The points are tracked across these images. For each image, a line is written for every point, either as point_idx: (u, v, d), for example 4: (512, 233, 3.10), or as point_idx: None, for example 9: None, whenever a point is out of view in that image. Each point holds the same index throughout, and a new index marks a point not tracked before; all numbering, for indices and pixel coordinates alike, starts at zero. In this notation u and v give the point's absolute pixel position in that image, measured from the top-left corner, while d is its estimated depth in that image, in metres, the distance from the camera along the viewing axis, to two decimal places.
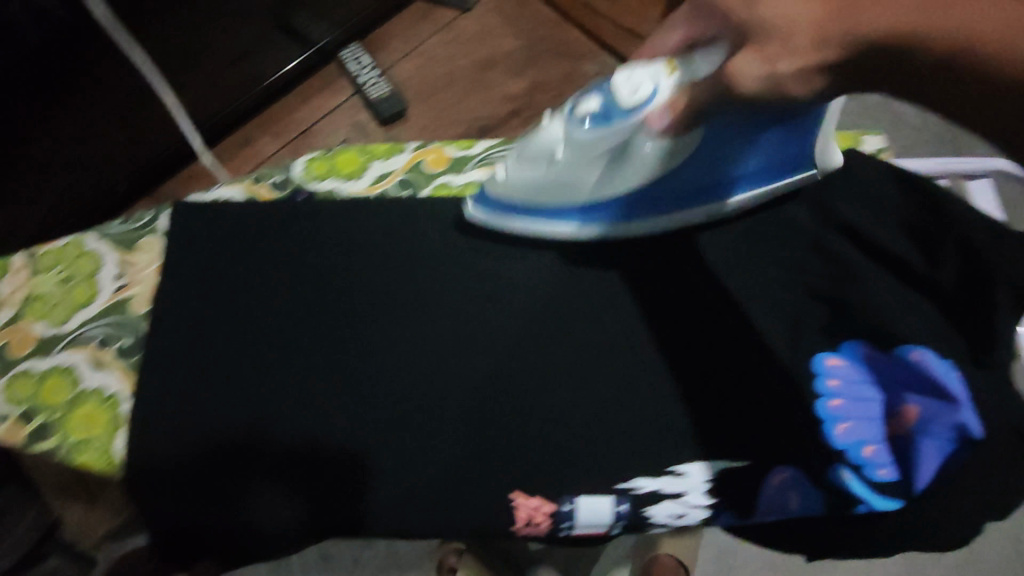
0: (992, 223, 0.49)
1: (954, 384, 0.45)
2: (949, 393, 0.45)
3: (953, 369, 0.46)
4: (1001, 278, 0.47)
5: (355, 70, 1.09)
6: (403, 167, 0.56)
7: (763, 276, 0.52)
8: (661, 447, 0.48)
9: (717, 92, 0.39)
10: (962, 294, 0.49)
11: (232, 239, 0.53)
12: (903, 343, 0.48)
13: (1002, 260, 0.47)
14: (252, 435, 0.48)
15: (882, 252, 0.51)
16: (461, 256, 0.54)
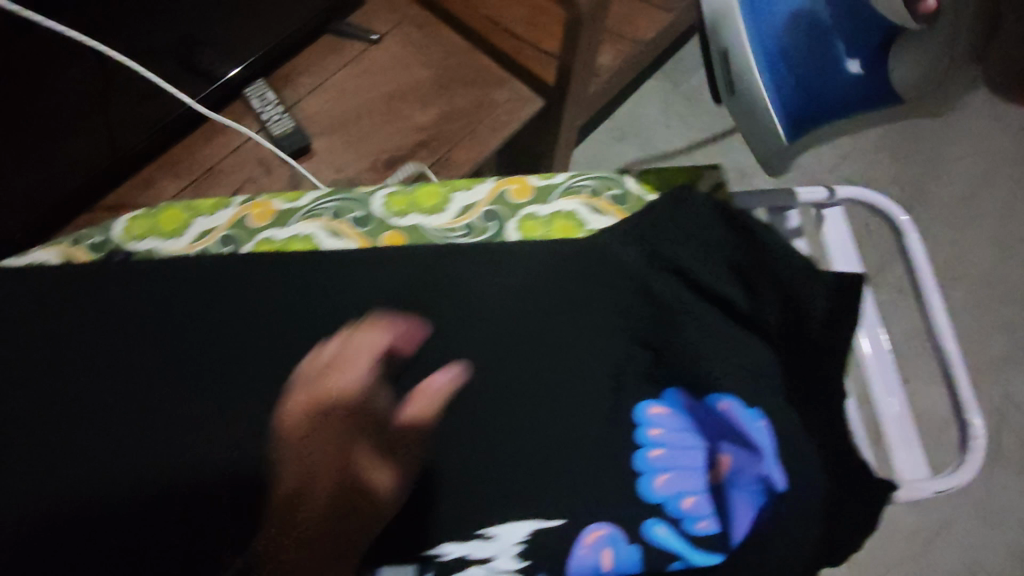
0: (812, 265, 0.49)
1: (759, 435, 0.47)
2: (754, 444, 0.47)
3: (759, 418, 0.47)
4: (819, 322, 0.48)
5: (259, 108, 1.09)
6: (227, 222, 0.56)
7: (592, 324, 0.51)
8: (473, 509, 0.47)
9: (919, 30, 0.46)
10: (785, 336, 0.49)
11: (44, 304, 0.53)
12: (715, 391, 0.49)
13: (820, 304, 0.48)
14: (57, 505, 0.49)
15: (709, 294, 0.51)
16: (277, 314, 0.52)
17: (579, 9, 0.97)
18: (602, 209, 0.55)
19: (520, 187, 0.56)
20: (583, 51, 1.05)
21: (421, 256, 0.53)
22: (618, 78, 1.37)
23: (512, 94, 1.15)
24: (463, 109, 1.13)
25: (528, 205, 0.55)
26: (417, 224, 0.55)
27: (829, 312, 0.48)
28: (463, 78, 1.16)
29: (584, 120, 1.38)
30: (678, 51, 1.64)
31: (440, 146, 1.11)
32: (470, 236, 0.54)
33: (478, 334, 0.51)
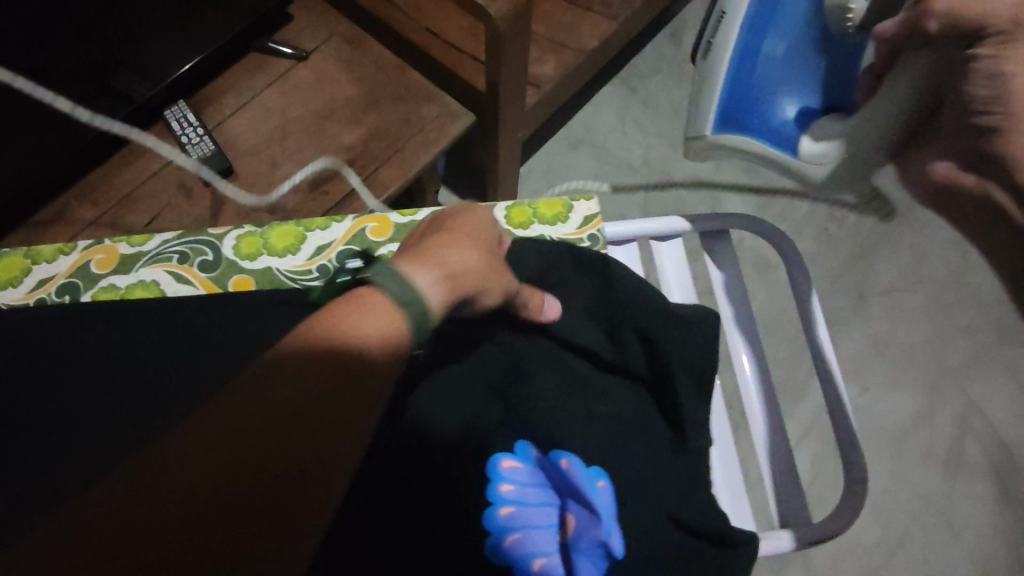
0: (660, 306, 0.57)
1: (597, 494, 0.50)
2: (594, 506, 0.50)
3: (596, 476, 0.52)
4: (678, 366, 0.56)
5: (178, 130, 1.06)
6: (67, 269, 0.57)
7: (450, 379, 0.56)
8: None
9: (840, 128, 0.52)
10: (649, 376, 0.58)
11: None
12: (556, 449, 0.54)
13: (674, 348, 0.56)
14: None
15: (572, 343, 0.58)
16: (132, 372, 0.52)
17: (496, 22, 0.94)
18: None
19: (379, 226, 0.58)
20: (509, 63, 1.03)
21: (274, 303, 0.54)
22: (563, 86, 1.34)
23: (441, 110, 1.12)
24: (392, 125, 1.10)
25: (385, 244, 0.57)
26: (270, 266, 0.57)
27: (687, 361, 0.56)
28: (393, 94, 1.13)
29: (529, 131, 1.35)
30: (633, 54, 1.61)
31: (369, 164, 1.08)
32: (327, 276, 0.56)
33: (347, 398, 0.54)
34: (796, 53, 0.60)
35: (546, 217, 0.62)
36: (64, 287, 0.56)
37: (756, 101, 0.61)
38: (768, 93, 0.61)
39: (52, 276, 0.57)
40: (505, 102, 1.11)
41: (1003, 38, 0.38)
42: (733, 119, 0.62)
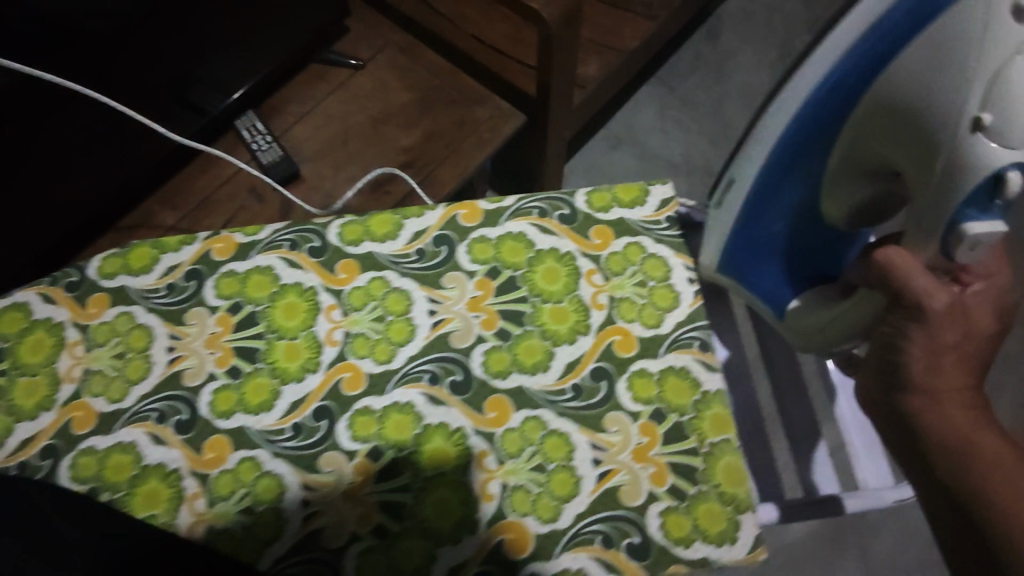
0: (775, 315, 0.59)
1: None
2: None
3: None
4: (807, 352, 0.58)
5: (249, 138, 1.12)
6: (191, 257, 0.56)
7: (556, 336, 0.51)
8: (446, 538, 0.46)
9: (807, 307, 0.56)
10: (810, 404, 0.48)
11: (30, 340, 0.54)
12: None
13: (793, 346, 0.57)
14: None
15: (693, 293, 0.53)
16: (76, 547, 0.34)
17: (549, 25, 0.98)
18: (554, 230, 0.55)
19: (470, 212, 0.56)
20: (559, 64, 1.07)
21: (392, 286, 0.54)
22: (606, 86, 1.37)
23: (494, 111, 1.16)
24: (446, 128, 1.15)
25: (478, 228, 0.55)
26: (371, 252, 0.55)
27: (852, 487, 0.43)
28: (446, 98, 1.18)
29: (572, 131, 1.39)
30: (669, 55, 1.64)
31: (426, 165, 1.13)
32: (423, 261, 0.54)
33: (465, 367, 0.51)
34: (800, 223, 0.54)
35: (626, 201, 0.56)
36: (190, 274, 0.56)
37: (755, 260, 0.58)
38: (765, 257, 0.57)
39: (179, 264, 0.56)
40: (553, 101, 1.15)
41: (904, 315, 0.43)
42: (732, 265, 0.59)
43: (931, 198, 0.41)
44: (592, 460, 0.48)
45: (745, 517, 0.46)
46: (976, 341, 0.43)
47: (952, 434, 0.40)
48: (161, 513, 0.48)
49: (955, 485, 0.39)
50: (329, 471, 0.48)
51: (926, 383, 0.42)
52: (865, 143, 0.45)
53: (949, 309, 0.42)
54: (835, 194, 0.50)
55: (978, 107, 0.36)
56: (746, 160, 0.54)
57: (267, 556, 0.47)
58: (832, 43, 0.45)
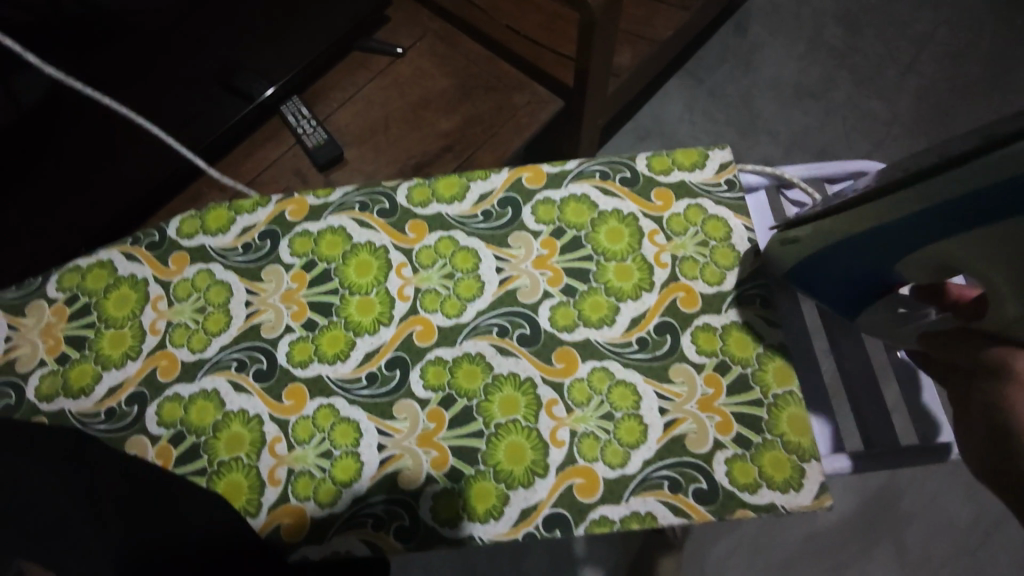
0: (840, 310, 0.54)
1: None
2: None
3: None
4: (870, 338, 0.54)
5: (294, 123, 1.15)
6: (266, 218, 0.59)
7: (620, 291, 0.53)
8: (518, 481, 0.48)
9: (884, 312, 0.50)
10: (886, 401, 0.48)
11: (118, 294, 0.57)
12: None
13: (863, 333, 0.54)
14: None
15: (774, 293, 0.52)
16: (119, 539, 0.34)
17: (592, 9, 1.00)
18: (616, 192, 0.57)
19: (534, 175, 0.58)
20: (598, 49, 1.08)
21: (461, 244, 0.56)
22: (638, 76, 1.39)
23: (532, 97, 1.19)
24: (484, 113, 1.18)
25: (542, 190, 0.57)
26: (438, 212, 0.57)
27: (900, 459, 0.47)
28: (483, 85, 1.20)
29: (604, 120, 1.40)
30: (699, 47, 1.65)
31: (465, 150, 1.15)
32: (489, 221, 0.56)
33: (533, 320, 0.52)
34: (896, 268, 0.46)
35: (685, 164, 0.58)
36: (266, 234, 0.58)
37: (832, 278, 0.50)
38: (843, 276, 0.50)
39: (255, 224, 0.59)
40: (590, 88, 1.17)
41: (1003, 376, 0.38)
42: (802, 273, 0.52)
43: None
44: (659, 408, 0.49)
45: (811, 465, 0.47)
46: None
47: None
48: (244, 455, 0.50)
49: None
50: (404, 418, 0.50)
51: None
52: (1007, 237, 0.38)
53: None
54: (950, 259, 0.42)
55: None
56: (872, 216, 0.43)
57: (345, 497, 0.48)
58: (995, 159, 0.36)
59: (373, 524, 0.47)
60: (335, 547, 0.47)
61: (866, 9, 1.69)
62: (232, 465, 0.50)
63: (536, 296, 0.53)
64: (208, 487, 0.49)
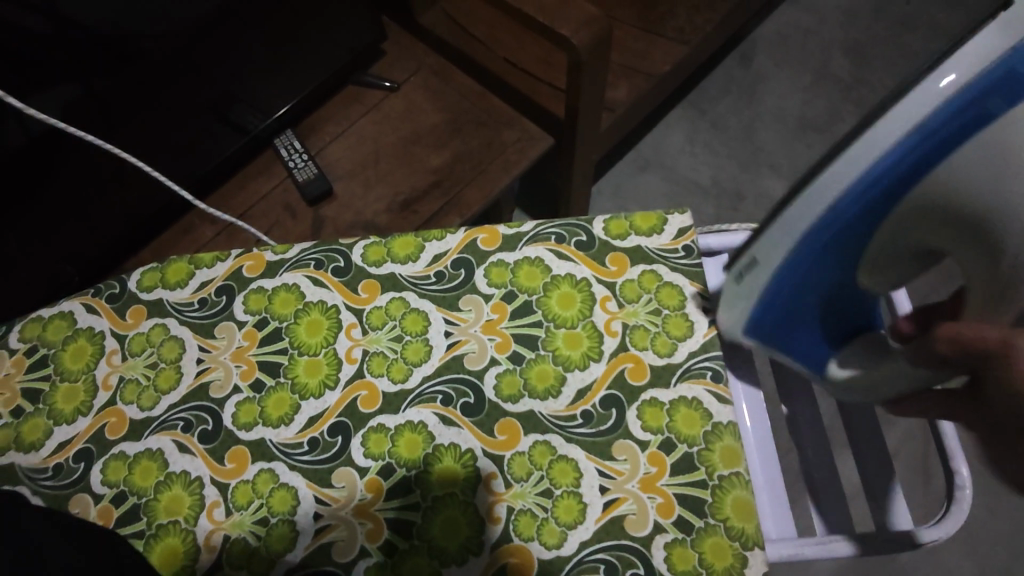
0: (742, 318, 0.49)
1: None
2: None
3: None
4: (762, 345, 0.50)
5: (286, 156, 1.17)
6: (224, 273, 0.59)
7: (568, 362, 0.52)
8: (449, 560, 0.46)
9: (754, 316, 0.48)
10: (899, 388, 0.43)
11: (77, 345, 0.58)
12: None
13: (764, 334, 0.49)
14: None
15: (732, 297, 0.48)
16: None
17: (579, 51, 1.00)
18: (570, 256, 0.56)
19: (489, 236, 0.58)
20: (587, 89, 1.08)
21: (411, 306, 0.55)
22: (635, 109, 1.38)
23: (521, 133, 1.19)
24: (474, 149, 1.18)
25: (496, 253, 0.57)
26: (391, 272, 0.57)
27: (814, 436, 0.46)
28: (476, 120, 1.21)
29: (600, 153, 1.39)
30: (701, 79, 1.64)
31: (454, 185, 1.15)
32: (441, 283, 0.56)
33: (476, 390, 0.52)
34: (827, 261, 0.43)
35: (643, 229, 0.57)
36: (221, 289, 0.58)
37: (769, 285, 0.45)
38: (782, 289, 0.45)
39: (212, 279, 0.59)
40: (580, 126, 1.16)
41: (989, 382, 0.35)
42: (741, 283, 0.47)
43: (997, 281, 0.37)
44: (599, 487, 0.47)
45: (753, 553, 0.45)
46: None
47: None
48: (182, 519, 0.50)
49: None
50: (342, 486, 0.49)
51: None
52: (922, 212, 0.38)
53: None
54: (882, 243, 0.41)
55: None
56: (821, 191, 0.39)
57: (277, 568, 0.48)
58: (889, 125, 0.36)
59: None
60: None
61: (874, 41, 1.67)
62: (169, 529, 0.50)
63: (484, 366, 0.52)
64: (143, 550, 0.49)
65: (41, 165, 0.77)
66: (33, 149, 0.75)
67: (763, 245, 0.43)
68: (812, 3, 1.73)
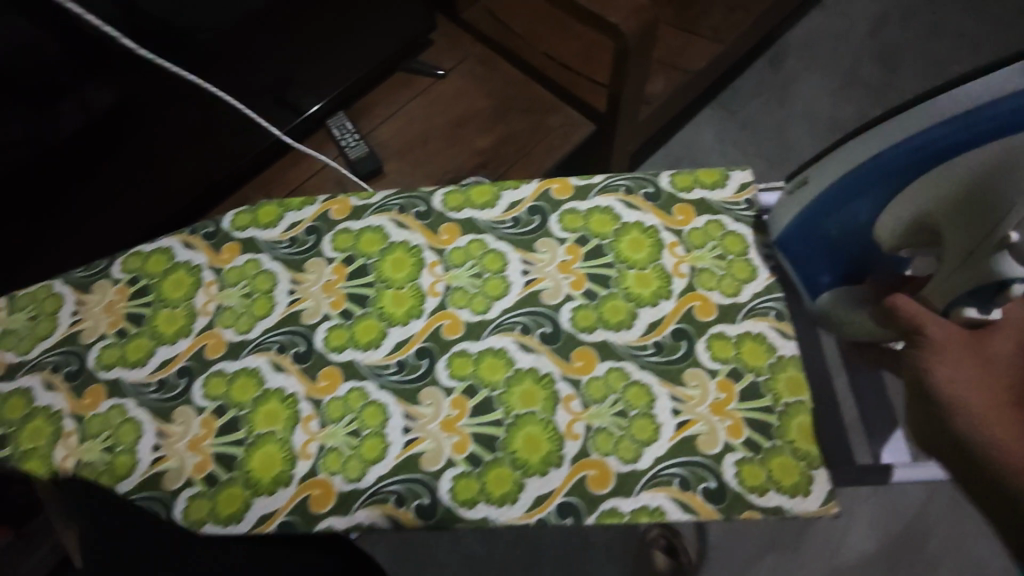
0: (782, 232, 0.56)
1: None
2: None
3: None
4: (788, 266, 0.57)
5: (339, 136, 1.22)
6: (312, 216, 0.63)
7: (639, 299, 0.56)
8: (530, 470, 0.50)
9: (790, 232, 0.55)
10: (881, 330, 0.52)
11: (177, 276, 0.62)
12: None
13: (796, 253, 0.56)
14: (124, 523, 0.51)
15: (791, 198, 0.56)
16: None
17: (626, 39, 1.04)
18: (639, 206, 0.60)
19: (561, 186, 0.62)
20: (632, 76, 1.13)
21: (488, 246, 0.59)
22: (671, 103, 1.42)
23: (565, 119, 1.24)
24: (520, 133, 1.23)
25: (569, 201, 0.61)
26: (470, 217, 0.61)
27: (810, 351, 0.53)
28: (521, 106, 1.26)
29: (636, 145, 1.44)
30: (732, 80, 1.68)
31: (499, 166, 1.21)
32: (518, 227, 0.60)
33: (553, 322, 0.55)
34: (866, 192, 0.50)
35: (707, 183, 0.61)
36: (310, 229, 0.63)
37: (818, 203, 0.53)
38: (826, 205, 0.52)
39: (301, 221, 0.63)
40: (621, 115, 1.21)
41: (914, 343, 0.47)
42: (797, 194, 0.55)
43: (965, 265, 0.47)
44: (672, 409, 0.51)
45: (819, 472, 0.48)
46: (999, 389, 0.44)
47: (982, 427, 0.42)
48: (278, 430, 0.54)
49: (975, 450, 0.41)
50: (428, 403, 0.53)
51: (956, 402, 0.43)
52: (944, 185, 0.46)
53: (959, 346, 0.46)
54: (907, 201, 0.49)
55: (1012, 228, 0.44)
56: (896, 125, 0.48)
57: (369, 473, 0.51)
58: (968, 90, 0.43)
59: (396, 500, 0.50)
60: (360, 520, 0.50)
61: (902, 47, 1.71)
62: (267, 438, 0.54)
63: (561, 301, 0.56)
64: (244, 456, 0.53)
65: (109, 138, 0.78)
66: (107, 121, 0.76)
67: (826, 165, 0.52)
68: (841, 9, 1.77)
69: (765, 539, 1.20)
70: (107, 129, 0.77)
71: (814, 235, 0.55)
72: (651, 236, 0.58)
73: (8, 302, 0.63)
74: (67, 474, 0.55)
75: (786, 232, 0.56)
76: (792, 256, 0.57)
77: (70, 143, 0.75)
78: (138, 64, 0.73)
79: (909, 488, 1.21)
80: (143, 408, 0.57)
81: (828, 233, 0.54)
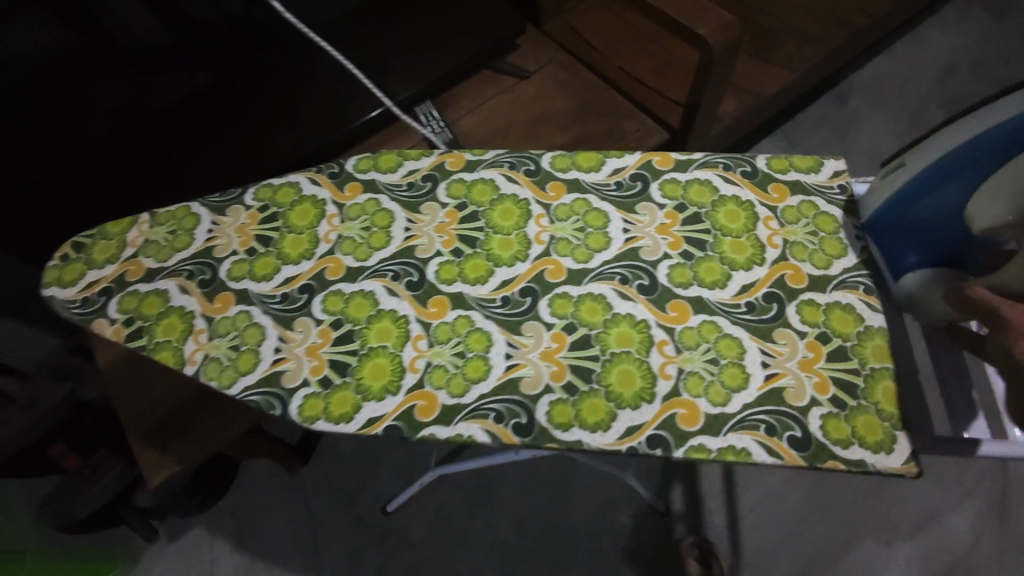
0: (871, 215, 0.59)
1: None
2: None
3: None
4: (875, 248, 0.60)
5: (425, 122, 1.26)
6: (428, 166, 0.69)
7: (733, 263, 0.59)
8: (622, 403, 0.54)
9: (879, 214, 0.58)
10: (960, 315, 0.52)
11: (303, 207, 0.69)
12: None
13: (884, 235, 0.59)
14: None
15: (881, 181, 0.59)
16: None
17: (711, 52, 1.09)
18: (736, 181, 0.64)
19: (663, 159, 0.66)
20: (712, 89, 1.17)
21: (591, 204, 0.64)
22: (740, 124, 1.46)
23: (640, 126, 1.30)
24: (596, 134, 1.29)
25: (669, 172, 0.65)
26: (576, 179, 0.66)
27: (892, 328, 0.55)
28: (598, 110, 1.32)
29: None
30: (797, 111, 1.72)
31: None
32: (621, 191, 0.65)
33: (650, 275, 0.59)
34: (951, 179, 0.52)
35: (802, 167, 0.65)
36: (427, 177, 0.69)
37: (906, 186, 0.55)
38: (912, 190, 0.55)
39: (418, 169, 0.69)
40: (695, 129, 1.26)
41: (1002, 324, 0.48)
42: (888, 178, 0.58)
43: None
44: (761, 362, 0.54)
45: (902, 433, 0.51)
46: None
47: None
48: (390, 344, 0.59)
49: None
50: (530, 335, 0.58)
51: None
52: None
53: None
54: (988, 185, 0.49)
55: None
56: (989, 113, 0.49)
57: (471, 391, 0.56)
58: None
59: (495, 418, 0.54)
60: (461, 431, 0.54)
61: (972, 94, 1.73)
62: (379, 351, 0.59)
63: (659, 258, 0.60)
64: (356, 365, 0.58)
65: (209, 108, 0.83)
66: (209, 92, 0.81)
67: (918, 151, 0.54)
68: (911, 54, 1.80)
69: (803, 559, 1.18)
70: (208, 99, 0.82)
71: (901, 219, 0.57)
72: (746, 209, 0.62)
73: (151, 217, 0.71)
74: (195, 364, 0.61)
75: (877, 214, 0.59)
76: (879, 237, 0.59)
77: (178, 109, 0.80)
78: (233, 37, 0.78)
79: (955, 524, 1.19)
80: (267, 316, 0.62)
81: (914, 219, 0.56)
